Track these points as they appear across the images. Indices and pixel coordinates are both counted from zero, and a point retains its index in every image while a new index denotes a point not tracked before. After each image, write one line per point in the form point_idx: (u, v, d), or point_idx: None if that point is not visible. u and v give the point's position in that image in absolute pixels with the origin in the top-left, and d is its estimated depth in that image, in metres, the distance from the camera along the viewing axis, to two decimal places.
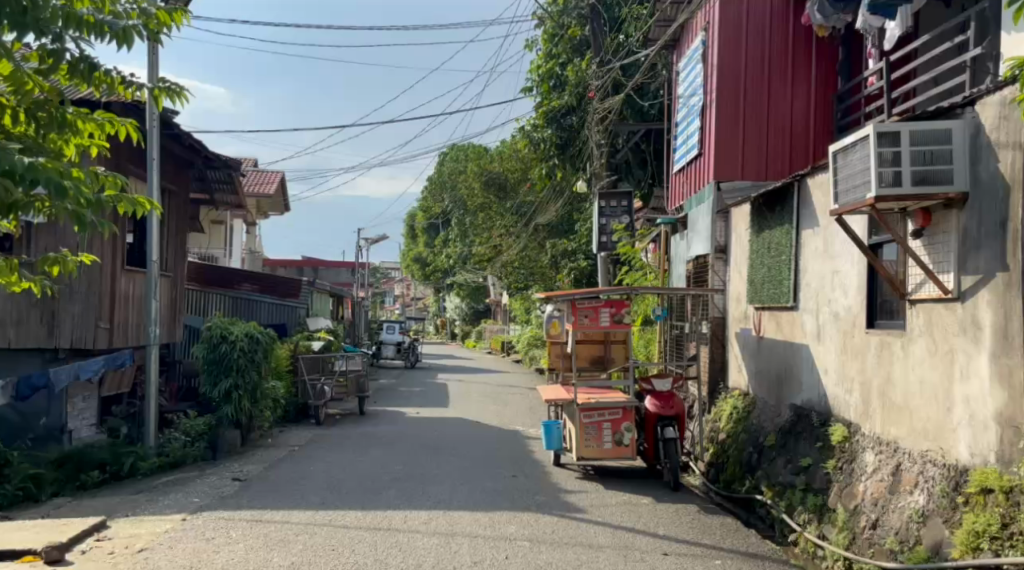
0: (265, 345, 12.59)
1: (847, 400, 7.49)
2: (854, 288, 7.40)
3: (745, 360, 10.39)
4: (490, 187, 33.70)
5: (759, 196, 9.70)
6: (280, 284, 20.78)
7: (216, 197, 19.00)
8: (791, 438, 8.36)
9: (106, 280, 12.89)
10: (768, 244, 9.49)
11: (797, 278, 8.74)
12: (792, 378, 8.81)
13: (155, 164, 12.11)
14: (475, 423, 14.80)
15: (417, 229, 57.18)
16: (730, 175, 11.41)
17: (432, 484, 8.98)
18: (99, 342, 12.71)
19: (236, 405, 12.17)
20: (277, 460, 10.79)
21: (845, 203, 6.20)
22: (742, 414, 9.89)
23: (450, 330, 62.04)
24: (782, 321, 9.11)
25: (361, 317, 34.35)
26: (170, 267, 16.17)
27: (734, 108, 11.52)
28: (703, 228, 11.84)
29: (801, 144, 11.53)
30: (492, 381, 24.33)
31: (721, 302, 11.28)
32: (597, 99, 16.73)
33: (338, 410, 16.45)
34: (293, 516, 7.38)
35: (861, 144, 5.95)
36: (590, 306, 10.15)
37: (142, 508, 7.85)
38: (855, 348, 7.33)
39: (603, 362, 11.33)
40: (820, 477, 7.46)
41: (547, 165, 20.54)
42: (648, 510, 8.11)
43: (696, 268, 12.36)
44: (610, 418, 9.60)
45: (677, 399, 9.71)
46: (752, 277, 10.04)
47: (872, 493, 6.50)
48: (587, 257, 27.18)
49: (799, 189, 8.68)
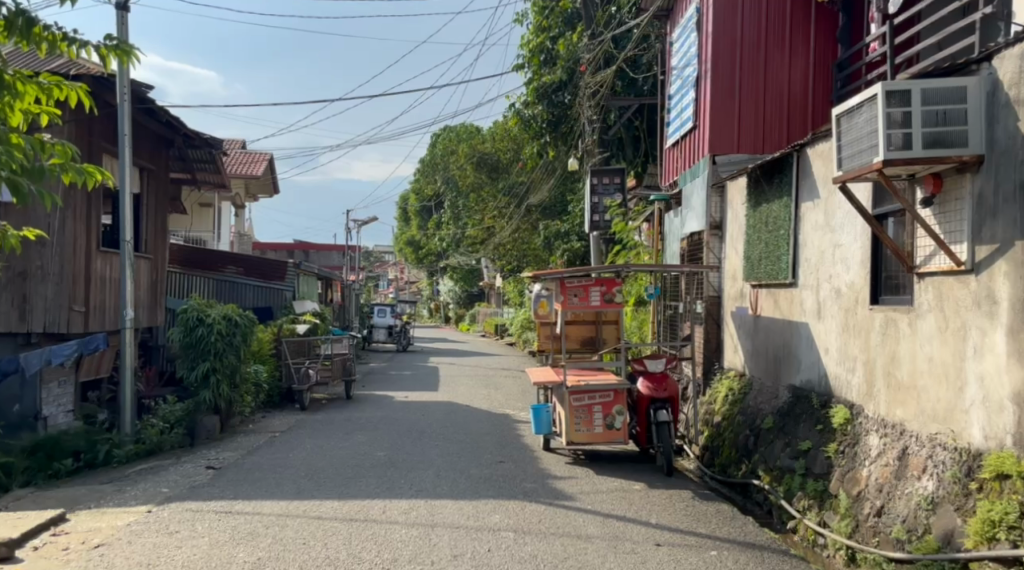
0: (243, 327, 12.17)
1: (849, 380, 7.10)
2: (857, 263, 7.00)
3: (741, 339, 10.00)
4: (482, 168, 33.16)
5: (755, 168, 9.29)
6: (266, 266, 20.42)
7: (199, 177, 18.51)
8: (790, 420, 7.98)
9: (81, 261, 12.44)
10: (765, 218, 9.07)
11: (796, 254, 8.33)
12: (790, 358, 8.43)
13: (127, 140, 11.68)
14: (464, 407, 14.43)
15: (410, 212, 56.59)
16: (726, 147, 11.01)
17: (414, 472, 8.59)
18: (74, 325, 12.23)
19: (215, 390, 11.76)
20: (256, 447, 10.39)
21: (850, 169, 5.79)
22: (738, 396, 9.53)
23: (444, 314, 61.60)
24: (780, 299, 8.72)
25: (352, 301, 33.88)
26: (149, 248, 15.71)
27: (730, 78, 11.06)
28: (698, 204, 11.41)
29: (800, 115, 11.16)
30: (485, 364, 23.95)
31: (716, 280, 10.88)
32: (588, 72, 16.26)
33: (324, 394, 16.06)
34: (265, 506, 6.98)
35: (867, 106, 5.52)
36: (579, 285, 9.71)
37: (108, 498, 7.45)
38: (858, 326, 6.94)
39: (594, 344, 10.93)
40: (820, 462, 7.09)
41: (538, 143, 20.10)
42: (640, 497, 7.74)
43: (690, 246, 11.96)
44: (600, 401, 9.22)
45: (671, 380, 9.33)
46: (748, 253, 9.64)
47: (876, 478, 6.12)
48: (580, 238, 26.75)
49: (798, 160, 8.26)
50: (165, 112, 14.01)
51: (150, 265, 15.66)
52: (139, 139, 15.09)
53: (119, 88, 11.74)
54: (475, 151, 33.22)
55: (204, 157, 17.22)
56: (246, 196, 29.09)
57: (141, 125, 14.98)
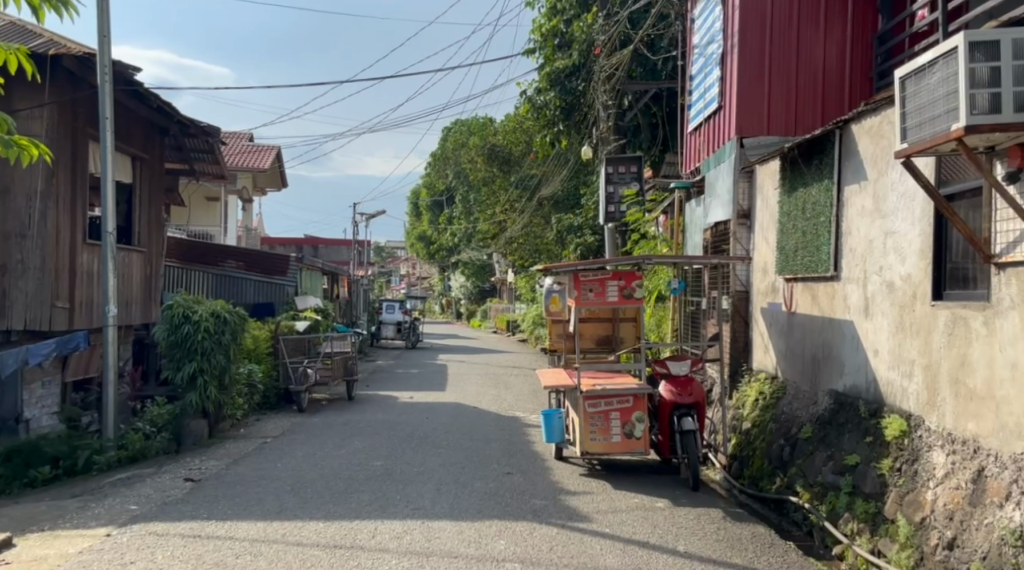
0: (234, 325, 11.31)
1: (905, 386, 6.19)
2: (914, 253, 6.11)
3: (773, 337, 9.13)
4: (494, 160, 32.23)
5: (789, 150, 8.33)
6: (268, 262, 19.74)
7: (197, 168, 17.76)
8: (833, 431, 7.10)
9: (65, 256, 11.65)
10: (802, 204, 8.18)
11: (839, 243, 7.44)
12: (832, 359, 7.55)
13: (108, 123, 10.94)
14: (471, 408, 13.63)
15: (421, 206, 55.76)
16: (755, 130, 10.12)
17: (412, 486, 7.78)
18: (56, 323, 11.40)
19: (202, 392, 10.92)
20: (244, 454, 9.60)
21: (917, 141, 4.90)
22: (770, 400, 8.68)
23: (455, 310, 60.88)
24: (820, 294, 7.83)
25: (361, 297, 33.08)
26: (143, 241, 14.94)
27: (759, 55, 10.15)
28: (723, 191, 10.53)
29: (836, 93, 10.19)
30: (494, 362, 23.13)
31: (744, 274, 10.01)
32: (603, 55, 15.36)
33: (325, 394, 15.28)
34: (239, 529, 6.18)
35: (943, 63, 4.63)
36: (594, 279, 8.80)
37: (66, 518, 6.65)
38: (915, 324, 6.07)
39: (611, 343, 10.10)
40: (871, 481, 6.18)
41: (551, 132, 19.25)
42: (664, 517, 6.88)
43: (715, 237, 11.07)
44: (619, 407, 8.33)
45: (696, 384, 8.43)
46: (781, 244, 8.75)
47: (944, 504, 5.23)
48: (595, 232, 25.90)
49: (842, 139, 7.37)
50: (155, 96, 13.28)
51: (143, 260, 14.88)
52: (131, 126, 14.33)
53: (101, 68, 11.00)
54: (485, 144, 32.31)
55: (201, 145, 16.46)
56: (252, 190, 28.35)
57: (131, 111, 14.21)
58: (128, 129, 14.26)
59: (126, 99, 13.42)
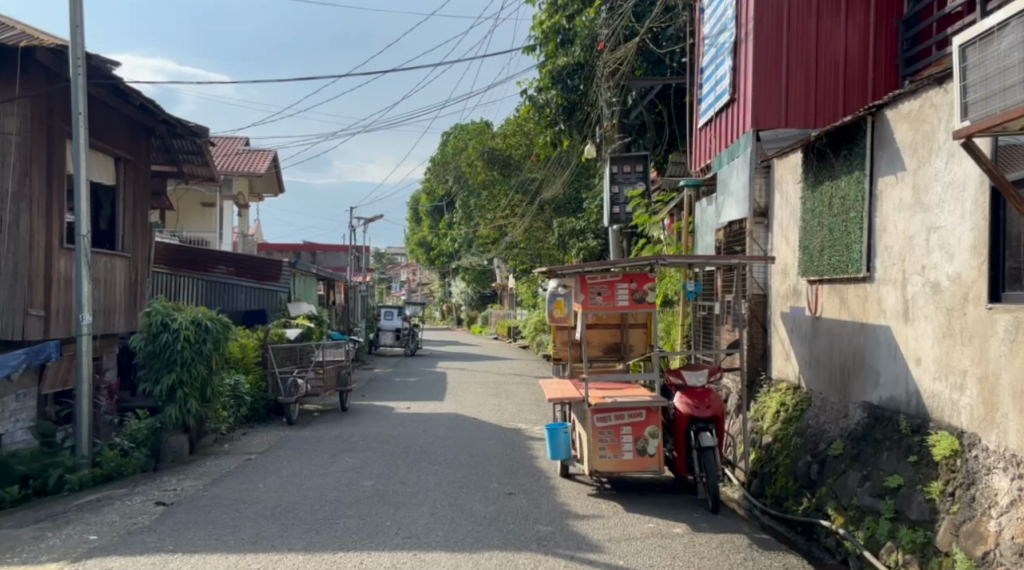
0: (217, 334, 10.59)
1: (955, 400, 5.51)
2: (964, 250, 5.43)
3: (795, 344, 8.46)
4: (493, 164, 31.57)
5: (815, 138, 7.50)
6: (260, 266, 18.58)
7: (186, 171, 17.09)
8: (869, 448, 6.40)
9: (40, 261, 10.94)
10: (828, 199, 7.50)
11: (872, 239, 6.75)
12: (864, 369, 6.86)
13: (81, 117, 10.37)
14: (470, 420, 12.95)
15: (421, 212, 55.13)
16: (772, 122, 9.45)
17: (404, 509, 7.10)
18: (29, 332, 10.69)
19: (182, 406, 10.24)
20: (225, 473, 8.90)
21: (981, 119, 4.28)
22: (794, 413, 8.00)
23: (456, 316, 60.21)
24: (850, 297, 7.14)
25: (359, 303, 32.42)
26: (126, 245, 14.28)
27: (775, 41, 9.47)
28: (738, 188, 9.86)
29: (859, 84, 9.51)
30: (495, 370, 22.43)
31: (762, 275, 9.34)
32: (607, 50, 14.73)
33: (317, 405, 14.61)
34: (207, 564, 5.51)
35: (1018, 24, 4.06)
36: (602, 282, 8.13)
37: (16, 551, 5.97)
38: (966, 330, 5.39)
39: (619, 351, 9.47)
40: (918, 506, 5.48)
41: (552, 131, 18.62)
42: (683, 545, 6.19)
43: (730, 236, 10.41)
44: (631, 421, 7.63)
45: (714, 396, 7.72)
46: (804, 243, 8.07)
47: (1012, 538, 4.59)
48: (597, 236, 25.30)
49: (874, 127, 6.69)
50: (137, 93, 12.65)
51: (127, 266, 14.21)
52: (113, 125, 13.70)
53: (73, 59, 10.41)
54: (484, 147, 31.70)
55: (189, 146, 15.82)
56: (249, 195, 27.71)
57: (112, 109, 13.56)
58: (110, 128, 13.60)
59: (107, 96, 12.83)
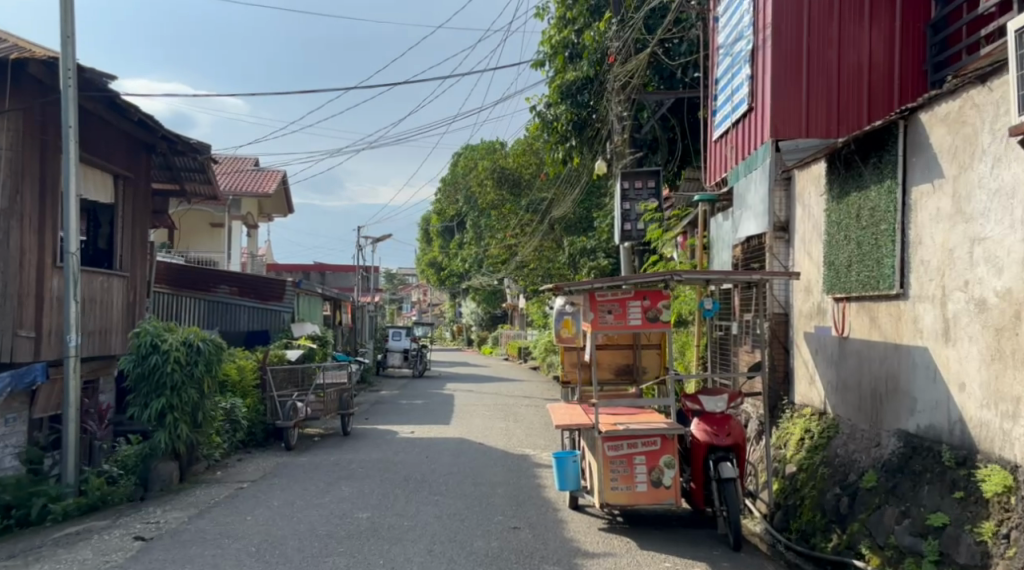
0: (209, 356, 10.12)
1: (1006, 430, 4.98)
2: (1014, 263, 4.91)
3: (820, 366, 7.91)
4: (503, 184, 31.20)
5: (843, 144, 6.93)
6: (263, 286, 18.29)
7: (188, 189, 16.70)
8: (906, 481, 5.84)
9: (30, 280, 10.38)
10: (854, 211, 6.97)
11: (905, 253, 6.21)
12: (899, 394, 6.31)
13: (72, 132, 9.99)
14: (476, 445, 12.42)
15: (431, 233, 54.72)
16: (792, 131, 8.95)
17: (399, 546, 6.58)
18: (19, 355, 10.12)
19: (172, 431, 9.76)
20: (214, 504, 8.40)
21: None
22: (820, 441, 7.44)
23: (466, 337, 59.62)
24: (881, 315, 6.60)
25: (367, 323, 31.97)
26: (124, 264, 13.84)
27: (795, 47, 9.00)
28: (756, 201, 9.35)
29: (885, 91, 9.00)
30: (504, 392, 21.87)
31: (783, 293, 8.79)
32: (617, 63, 14.28)
33: (318, 430, 14.11)
34: None
35: None
36: (613, 299, 7.62)
37: None
38: (1019, 353, 4.85)
39: (632, 373, 8.96)
40: (966, 549, 4.94)
41: (563, 148, 18.16)
42: None
43: (747, 252, 9.89)
44: (644, 450, 7.09)
45: (734, 423, 7.18)
46: (830, 259, 7.53)
47: None
48: (608, 255, 24.80)
49: (907, 132, 6.17)
50: (134, 107, 12.27)
51: (124, 286, 13.77)
52: (110, 142, 13.30)
53: (64, 71, 10.00)
54: (494, 166, 31.29)
55: (191, 164, 15.43)
56: (258, 216, 27.37)
57: (108, 125, 13.15)
58: (107, 144, 13.20)
59: (105, 112, 12.48)
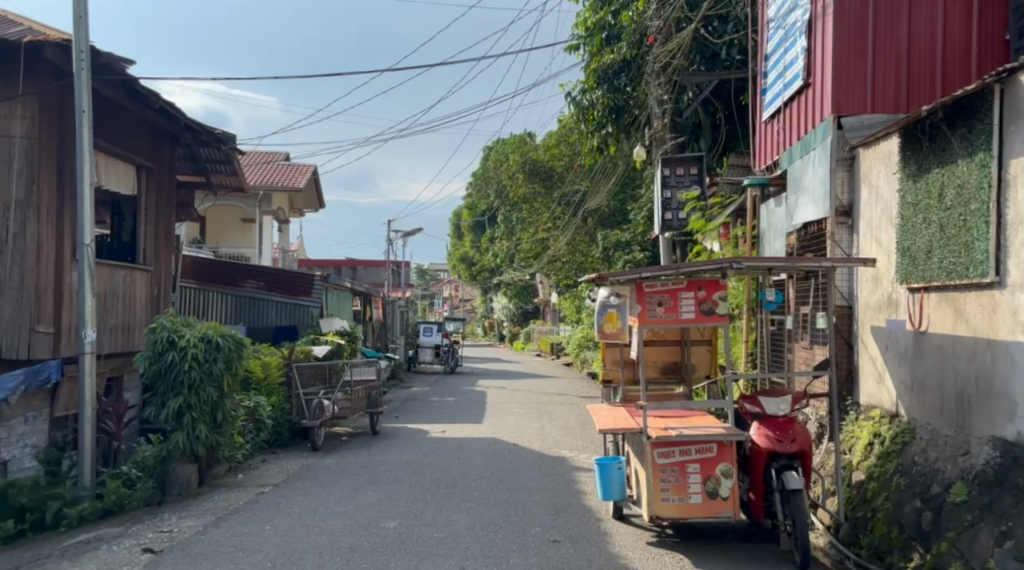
0: (229, 352, 9.59)
1: None
2: None
3: (891, 364, 7.17)
4: (534, 176, 30.50)
5: (928, 113, 6.16)
6: (292, 280, 17.66)
7: (214, 180, 16.21)
8: (1008, 497, 5.12)
9: (49, 274, 9.65)
10: (936, 190, 6.23)
11: (1001, 236, 5.47)
12: (993, 396, 5.56)
13: (87, 117, 9.39)
14: (509, 446, 11.79)
15: (463, 228, 54.13)
16: (856, 107, 8.19)
17: (429, 561, 5.98)
18: (37, 352, 9.43)
19: (190, 432, 9.24)
20: (232, 510, 7.87)
21: None
22: (893, 447, 6.70)
23: (497, 332, 59.02)
24: (970, 307, 5.86)
25: (398, 318, 31.48)
26: (146, 256, 13.33)
27: (859, 15, 8.24)
28: (814, 184, 8.59)
29: (961, 61, 8.17)
30: (537, 389, 21.27)
31: (846, 284, 8.04)
32: (658, 43, 13.50)
33: (347, 429, 13.59)
34: None
35: None
36: (663, 290, 6.92)
37: None
38: None
39: (681, 372, 8.27)
40: None
41: (598, 136, 17.43)
42: None
43: (803, 239, 9.15)
44: (698, 458, 6.40)
45: (799, 427, 6.48)
46: (903, 245, 6.78)
47: None
48: (645, 248, 24.01)
49: (1006, 98, 5.42)
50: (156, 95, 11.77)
51: (147, 280, 13.26)
52: (133, 132, 12.83)
53: (77, 53, 9.29)
54: (525, 159, 30.56)
55: (216, 155, 14.93)
56: (289, 211, 26.94)
57: (129, 115, 12.68)
58: (130, 133, 12.73)
59: (128, 102, 12.01)
